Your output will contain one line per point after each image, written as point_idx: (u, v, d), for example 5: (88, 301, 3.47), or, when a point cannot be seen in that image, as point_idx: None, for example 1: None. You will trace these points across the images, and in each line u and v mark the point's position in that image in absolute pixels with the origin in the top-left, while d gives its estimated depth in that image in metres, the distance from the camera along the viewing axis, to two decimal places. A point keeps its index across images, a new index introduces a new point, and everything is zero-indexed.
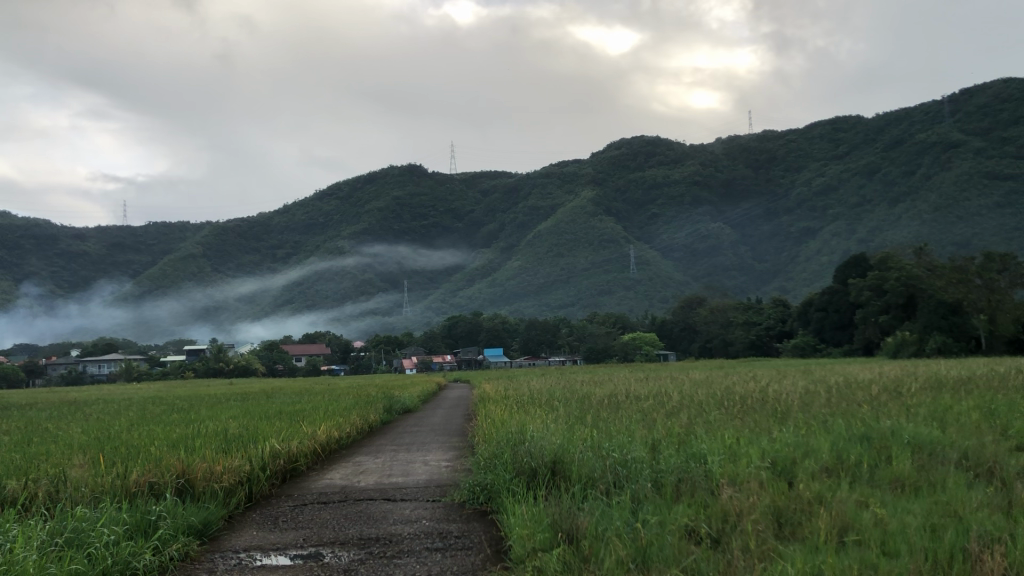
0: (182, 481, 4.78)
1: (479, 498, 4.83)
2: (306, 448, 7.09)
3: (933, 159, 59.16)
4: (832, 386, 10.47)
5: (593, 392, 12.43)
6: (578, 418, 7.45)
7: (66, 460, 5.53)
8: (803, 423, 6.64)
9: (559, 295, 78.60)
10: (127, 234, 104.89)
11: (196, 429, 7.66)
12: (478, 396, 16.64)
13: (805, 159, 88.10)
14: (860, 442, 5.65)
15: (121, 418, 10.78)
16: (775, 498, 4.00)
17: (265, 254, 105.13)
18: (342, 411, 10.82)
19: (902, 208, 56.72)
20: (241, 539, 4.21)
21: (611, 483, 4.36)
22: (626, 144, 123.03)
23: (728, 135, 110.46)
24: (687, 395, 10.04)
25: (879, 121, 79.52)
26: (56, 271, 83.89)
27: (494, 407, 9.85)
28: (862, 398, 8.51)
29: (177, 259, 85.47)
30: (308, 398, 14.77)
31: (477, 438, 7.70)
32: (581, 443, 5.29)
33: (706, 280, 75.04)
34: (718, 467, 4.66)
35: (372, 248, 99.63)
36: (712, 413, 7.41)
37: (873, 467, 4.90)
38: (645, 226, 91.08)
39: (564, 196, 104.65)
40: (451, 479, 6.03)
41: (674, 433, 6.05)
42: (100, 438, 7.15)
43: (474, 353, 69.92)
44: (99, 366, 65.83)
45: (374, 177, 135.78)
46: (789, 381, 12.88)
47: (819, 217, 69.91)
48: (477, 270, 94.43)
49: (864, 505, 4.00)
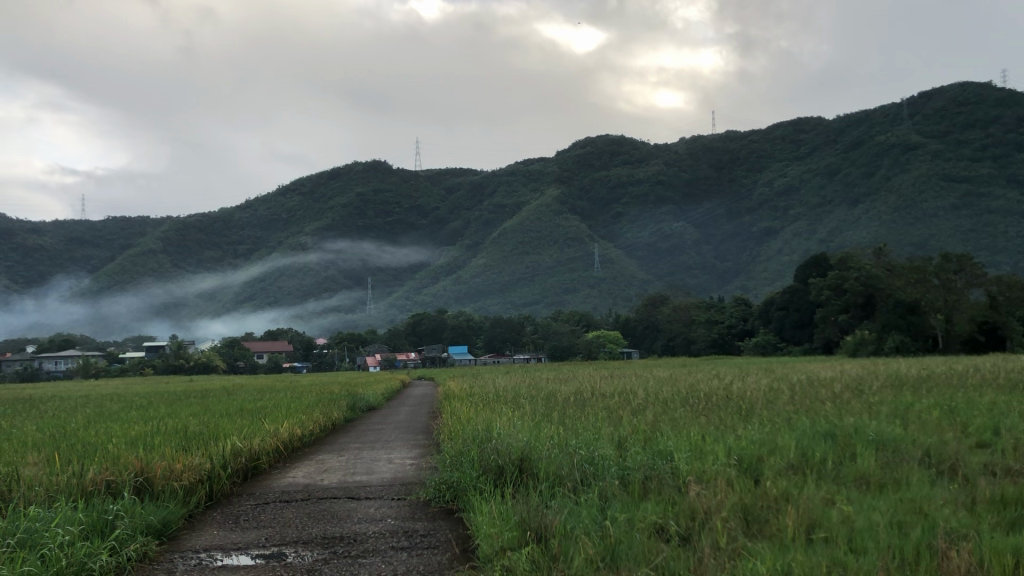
0: (140, 480, 4.67)
1: (445, 496, 4.77)
2: (268, 445, 6.98)
3: (892, 161, 60.14)
4: (794, 384, 10.60)
5: (558, 389, 12.45)
6: (545, 415, 7.43)
7: (21, 458, 5.39)
8: (767, 420, 6.68)
9: (524, 292, 78.73)
10: (86, 229, 103.20)
11: (155, 427, 7.53)
12: (443, 394, 16.68)
13: (767, 160, 89.02)
14: (824, 440, 5.69)
15: (79, 415, 10.56)
16: (742, 495, 3.99)
17: (227, 250, 104.11)
18: (306, 409, 10.71)
19: (862, 209, 57.68)
20: (200, 539, 4.11)
21: (578, 481, 4.32)
22: (591, 143, 123.62)
23: (692, 137, 111.52)
24: (651, 393, 10.10)
25: (840, 123, 80.68)
26: (11, 266, 82.25)
27: (460, 405, 9.80)
28: (826, 395, 8.59)
29: (135, 254, 84.30)
30: (269, 396, 14.69)
31: (442, 435, 7.64)
32: (549, 441, 5.24)
33: (668, 278, 75.63)
34: (685, 464, 4.65)
35: (336, 244, 99.05)
36: (678, 411, 7.40)
37: (837, 463, 4.94)
38: (610, 225, 91.57)
39: (529, 194, 104.79)
40: (418, 477, 5.97)
41: (639, 430, 6.05)
42: (57, 436, 7.02)
43: (438, 350, 69.98)
44: (55, 362, 64.75)
45: (338, 173, 134.90)
46: (750, 378, 13.04)
47: (780, 218, 70.77)
48: (442, 268, 94.32)
49: (830, 503, 4.01)
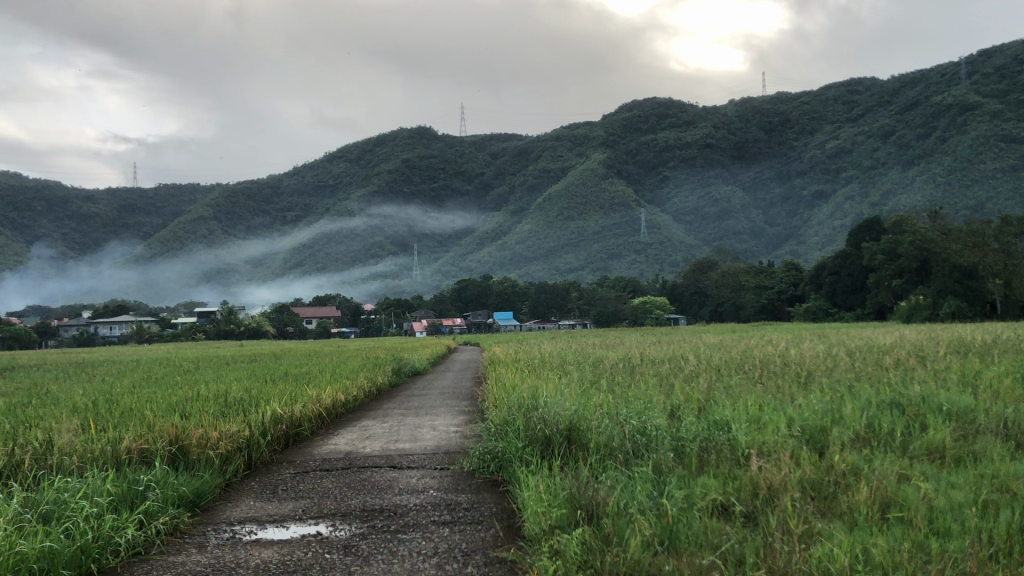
0: (174, 449, 4.52)
1: (489, 467, 4.56)
2: (310, 412, 6.85)
3: (949, 121, 58.06)
4: (852, 350, 10.23)
5: (606, 355, 12.34)
6: (592, 383, 7.17)
7: (54, 424, 5.28)
8: (828, 388, 6.37)
9: (569, 258, 78.29)
10: (138, 196, 105.31)
11: (198, 391, 7.45)
12: (488, 358, 16.73)
13: (819, 121, 86.88)
14: (891, 410, 5.34)
15: (126, 379, 10.61)
16: (808, 470, 3.71)
17: (275, 216, 104.96)
18: (350, 374, 10.64)
19: (917, 171, 56.18)
20: (235, 509, 3.96)
21: (629, 454, 4.04)
22: (638, 106, 122.15)
23: (742, 99, 109.83)
24: (703, 359, 9.85)
25: (895, 83, 78.30)
26: (66, 233, 84.53)
27: (504, 371, 9.68)
28: (888, 362, 8.23)
29: (186, 220, 86.17)
30: (316, 359, 14.76)
31: (487, 403, 7.43)
32: (599, 410, 4.98)
33: (717, 243, 74.88)
34: (745, 436, 4.37)
35: (381, 209, 99.68)
36: (733, 377, 7.14)
37: (907, 435, 4.62)
38: (656, 189, 90.79)
39: (575, 158, 104.23)
40: (461, 445, 5.74)
41: (693, 400, 5.77)
42: (100, 400, 6.97)
43: (484, 317, 70.70)
44: (110, 328, 66.69)
45: (384, 139, 135.65)
46: (807, 345, 12.63)
47: (832, 181, 69.43)
48: (487, 233, 93.91)
49: (903, 480, 3.71)
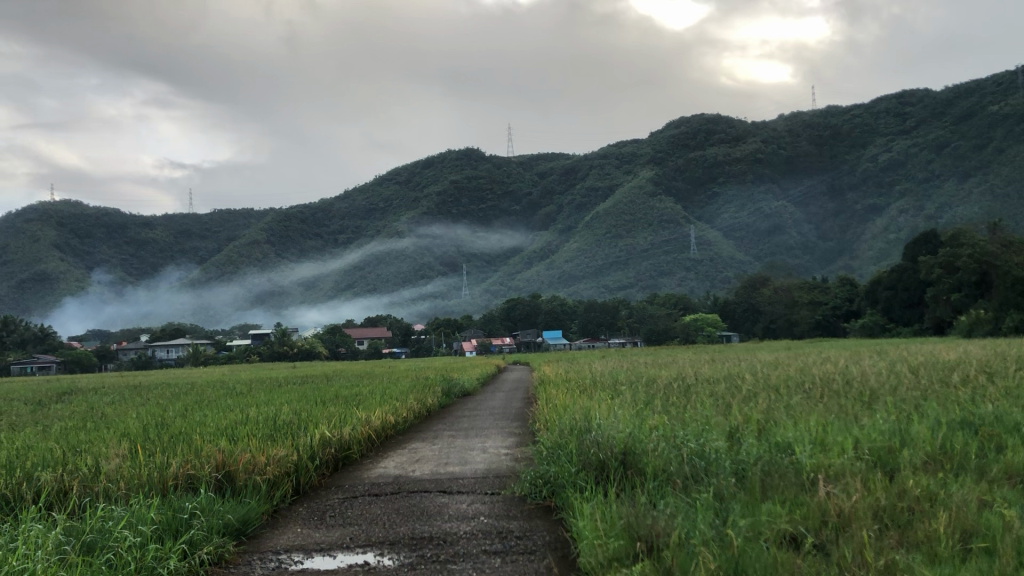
0: (221, 476, 4.45)
1: (542, 491, 4.41)
2: (358, 434, 6.74)
3: (1006, 131, 56.58)
4: (915, 366, 9.83)
5: (658, 374, 12.04)
6: (644, 403, 6.98)
7: (103, 449, 5.27)
8: (893, 408, 6.06)
9: (618, 276, 77.92)
10: (192, 223, 107.76)
11: (244, 415, 7.40)
12: (538, 378, 16.42)
13: (871, 134, 85.38)
14: (964, 430, 5.05)
15: (179, 404, 10.58)
16: (881, 496, 3.48)
17: (326, 239, 106.29)
18: (398, 395, 10.51)
19: (974, 182, 54.87)
20: (281, 538, 3.85)
21: (688, 477, 3.89)
22: (686, 123, 121.25)
23: (792, 113, 108.64)
24: (758, 378, 9.53)
25: (948, 94, 76.70)
26: (124, 259, 86.94)
27: (555, 391, 9.49)
28: (956, 379, 7.85)
29: (240, 244, 88.33)
30: (366, 381, 14.65)
31: (539, 425, 7.28)
32: (654, 432, 4.77)
33: (768, 258, 73.94)
34: (810, 459, 4.15)
35: (430, 230, 100.28)
36: (793, 397, 6.88)
37: (981, 457, 4.35)
38: (705, 206, 90.03)
39: (622, 176, 103.93)
40: (513, 469, 5.57)
41: (752, 420, 5.55)
42: (150, 425, 6.91)
43: (533, 336, 70.71)
44: (166, 350, 68.13)
45: (431, 162, 136.75)
46: (867, 362, 12.20)
47: (887, 194, 68.14)
48: (535, 253, 93.89)
49: (983, 505, 3.47)
